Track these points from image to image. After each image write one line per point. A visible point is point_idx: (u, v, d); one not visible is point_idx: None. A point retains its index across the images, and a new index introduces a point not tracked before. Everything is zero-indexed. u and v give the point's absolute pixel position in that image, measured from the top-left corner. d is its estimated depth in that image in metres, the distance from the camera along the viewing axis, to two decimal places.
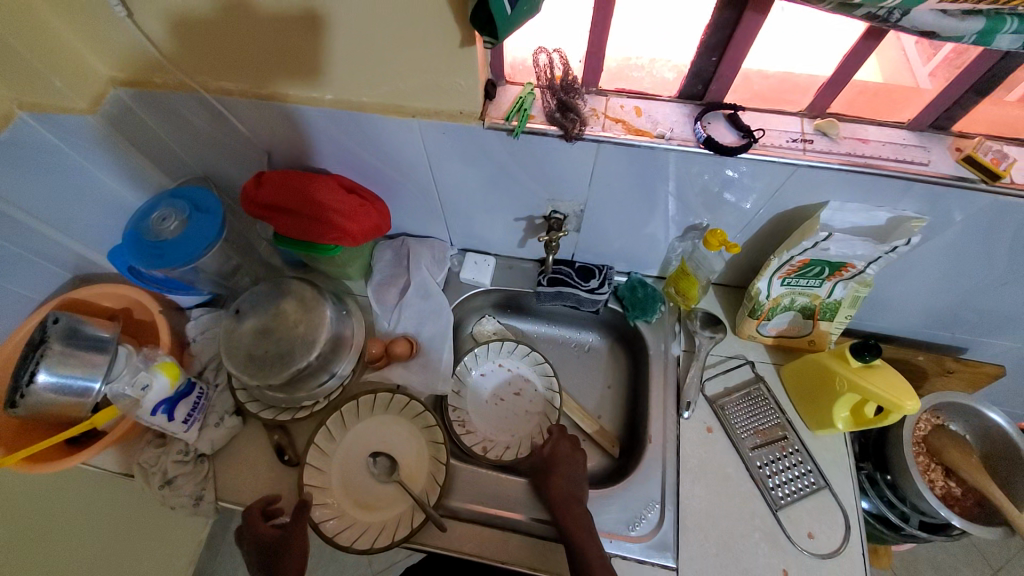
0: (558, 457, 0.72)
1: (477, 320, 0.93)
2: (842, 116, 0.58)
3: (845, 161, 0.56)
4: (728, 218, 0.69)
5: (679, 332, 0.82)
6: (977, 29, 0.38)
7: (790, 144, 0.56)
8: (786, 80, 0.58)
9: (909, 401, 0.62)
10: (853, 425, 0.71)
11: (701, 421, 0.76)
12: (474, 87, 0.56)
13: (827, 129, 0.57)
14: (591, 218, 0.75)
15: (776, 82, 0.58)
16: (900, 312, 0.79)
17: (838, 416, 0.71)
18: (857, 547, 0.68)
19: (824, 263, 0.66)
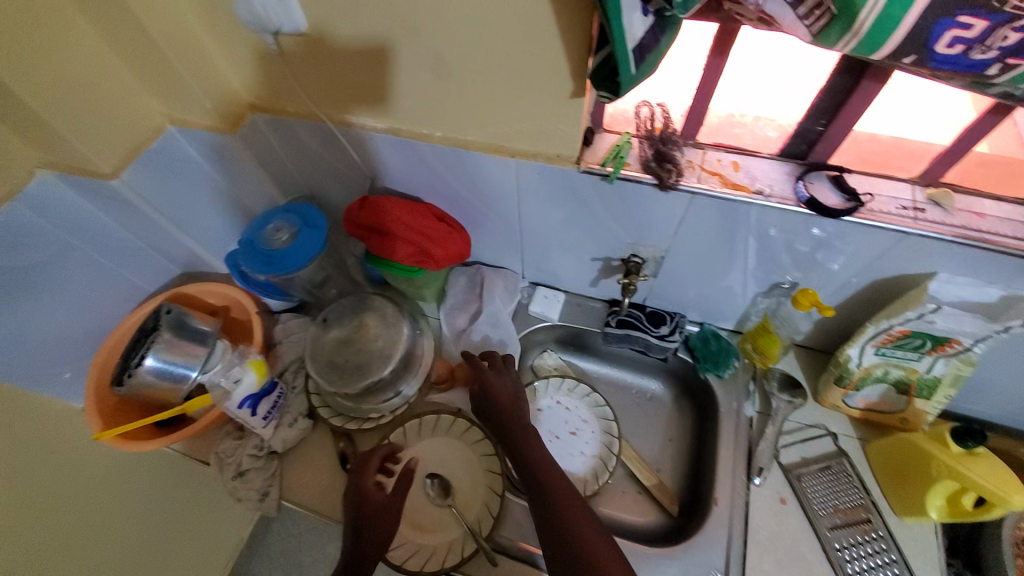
0: (498, 388, 0.74)
1: (539, 354, 0.93)
2: (959, 187, 0.55)
3: (959, 234, 0.53)
4: (819, 279, 0.66)
5: (754, 392, 0.79)
6: None
7: (899, 212, 0.55)
8: (899, 146, 0.56)
9: (1016, 495, 0.56)
10: (949, 516, 0.65)
11: (774, 490, 0.71)
12: (577, 133, 0.59)
13: (941, 199, 0.55)
14: (670, 266, 0.75)
15: (887, 147, 0.57)
16: (1010, 400, 0.72)
17: (931, 504, 0.64)
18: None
19: (926, 337, 0.62)
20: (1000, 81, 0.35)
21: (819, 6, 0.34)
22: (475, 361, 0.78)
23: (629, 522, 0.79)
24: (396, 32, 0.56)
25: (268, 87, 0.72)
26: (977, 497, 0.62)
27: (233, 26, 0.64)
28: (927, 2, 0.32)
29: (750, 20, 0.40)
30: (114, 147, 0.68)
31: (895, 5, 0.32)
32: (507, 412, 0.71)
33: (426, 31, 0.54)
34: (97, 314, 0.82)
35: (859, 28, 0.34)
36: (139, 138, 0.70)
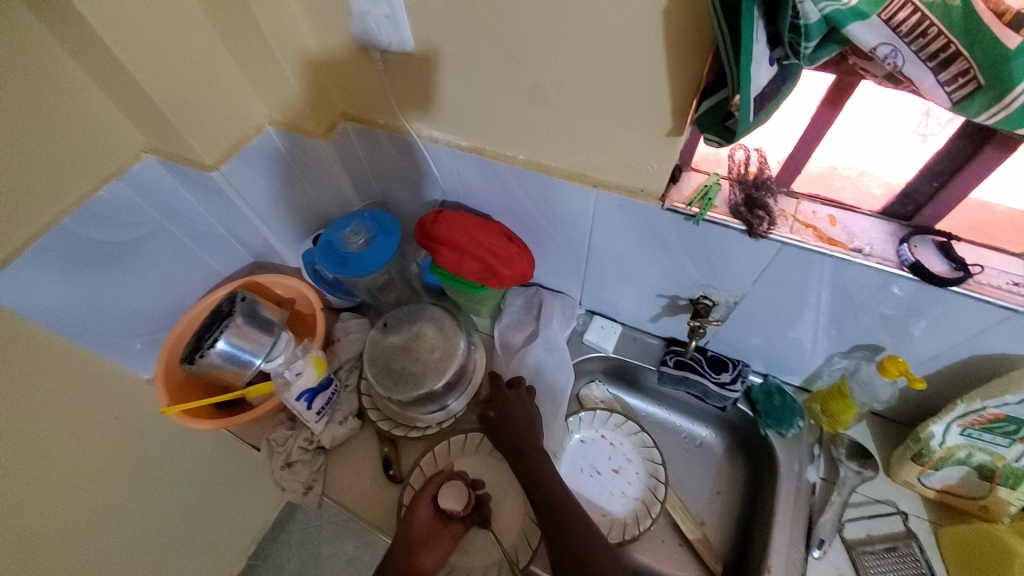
0: (517, 411, 0.74)
1: (586, 384, 0.91)
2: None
3: None
4: (907, 346, 0.62)
5: (818, 457, 0.74)
6: None
7: (1010, 288, 0.51)
8: (1017, 219, 0.52)
9: None
10: None
11: (833, 566, 0.67)
12: (663, 171, 0.59)
13: None
14: (742, 312, 0.72)
15: (1003, 220, 0.52)
16: None
17: None
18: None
19: (1021, 423, 0.57)
20: None
21: (966, 73, 0.33)
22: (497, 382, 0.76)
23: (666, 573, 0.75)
24: (498, 61, 0.58)
25: (364, 99, 0.75)
26: None
27: (343, 39, 0.67)
28: None
29: (876, 76, 0.39)
30: (216, 141, 0.71)
31: None
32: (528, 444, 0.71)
33: (528, 61, 0.56)
34: (174, 292, 0.87)
35: (1012, 101, 0.33)
36: (240, 135, 0.74)
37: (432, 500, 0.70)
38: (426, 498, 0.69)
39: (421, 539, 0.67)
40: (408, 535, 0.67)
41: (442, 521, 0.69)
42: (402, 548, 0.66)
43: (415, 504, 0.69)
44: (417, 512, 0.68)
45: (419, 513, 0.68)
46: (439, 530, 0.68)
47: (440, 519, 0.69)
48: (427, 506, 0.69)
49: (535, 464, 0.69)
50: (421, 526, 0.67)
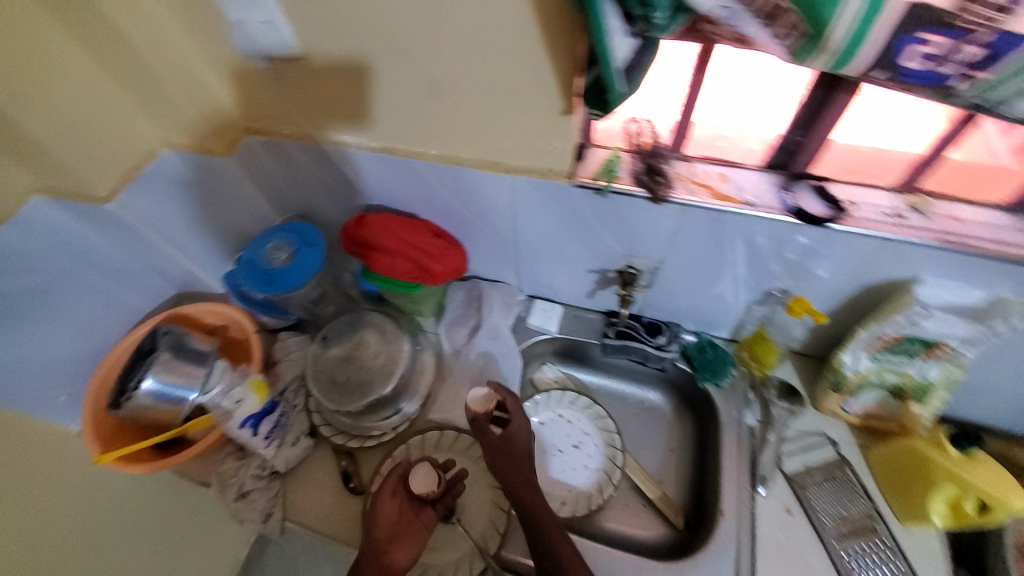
0: (519, 433, 0.71)
1: (539, 366, 0.94)
2: (933, 194, 0.57)
3: (942, 239, 0.54)
4: (809, 285, 0.67)
5: (753, 401, 0.78)
6: None
7: (881, 218, 0.56)
8: (875, 155, 0.57)
9: (1017, 498, 0.57)
10: (952, 521, 0.64)
11: (779, 501, 0.71)
12: (563, 150, 0.61)
13: (920, 205, 0.56)
14: (666, 276, 0.75)
15: (866, 157, 0.57)
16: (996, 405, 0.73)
17: (933, 510, 0.64)
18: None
19: (918, 340, 0.63)
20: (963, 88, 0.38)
21: (794, 27, 0.36)
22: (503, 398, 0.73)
23: (633, 535, 0.79)
24: (390, 57, 0.58)
25: (266, 110, 0.73)
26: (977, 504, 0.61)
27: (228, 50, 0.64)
28: (892, 24, 0.34)
29: (725, 40, 0.42)
30: (105, 171, 0.67)
31: (865, 23, 0.34)
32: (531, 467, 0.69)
33: (418, 53, 0.56)
34: (91, 337, 0.81)
35: (834, 46, 0.36)
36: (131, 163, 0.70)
37: (395, 493, 0.68)
38: (389, 491, 0.68)
39: (389, 536, 0.65)
40: (373, 532, 0.66)
41: (406, 512, 0.68)
42: (371, 550, 0.65)
43: (378, 500, 0.68)
44: (380, 509, 0.67)
45: (383, 508, 0.67)
46: (406, 524, 0.67)
47: (405, 512, 0.68)
48: (392, 500, 0.68)
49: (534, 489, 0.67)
50: (387, 524, 0.66)
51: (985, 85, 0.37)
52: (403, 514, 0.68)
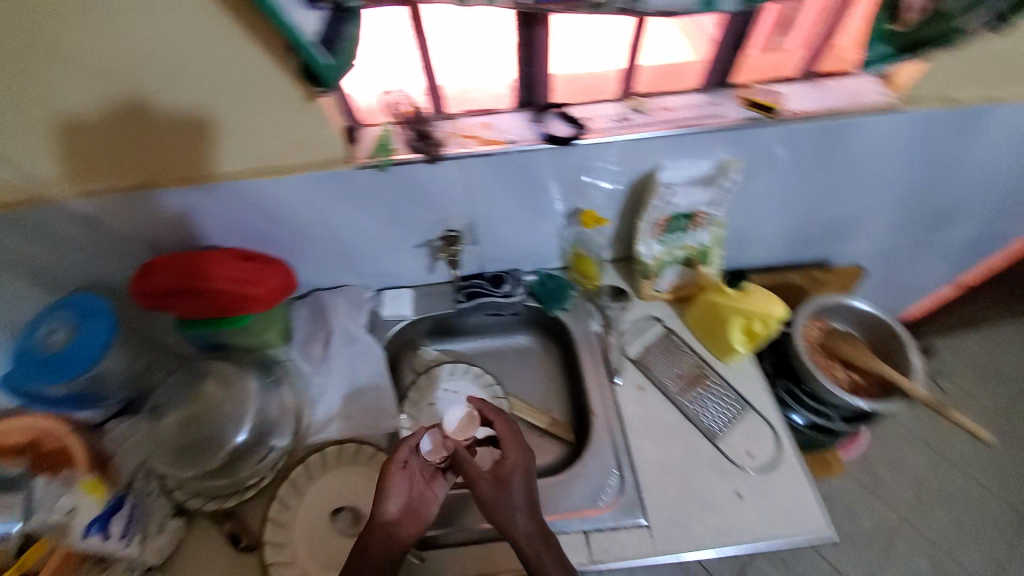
0: (520, 474, 0.65)
1: (416, 351, 0.95)
2: (648, 94, 0.68)
3: (662, 128, 0.66)
4: (596, 198, 0.76)
5: (593, 310, 0.89)
6: (694, 2, 0.48)
7: (614, 124, 0.66)
8: (592, 78, 0.67)
9: (776, 308, 0.77)
10: (750, 346, 0.80)
11: (633, 383, 0.81)
12: (330, 135, 0.62)
13: (639, 106, 0.67)
14: (484, 229, 0.80)
15: (588, 79, 0.67)
16: (754, 245, 0.93)
17: (735, 340, 0.79)
18: (800, 463, 0.73)
19: (681, 216, 0.76)
20: None
21: None
22: (515, 434, 0.68)
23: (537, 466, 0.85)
24: (109, 87, 0.54)
25: None
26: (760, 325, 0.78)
27: None
28: None
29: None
30: None
31: None
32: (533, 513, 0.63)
33: (139, 76, 0.54)
34: None
35: None
36: None
37: (405, 464, 0.66)
38: (399, 463, 0.65)
39: (395, 512, 0.63)
40: (382, 506, 0.63)
41: (415, 479, 0.67)
42: (380, 524, 0.62)
43: (387, 474, 0.64)
44: (391, 482, 0.64)
45: (394, 481, 0.64)
46: (414, 495, 0.66)
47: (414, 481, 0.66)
48: (403, 476, 0.65)
49: (533, 528, 0.61)
50: (395, 497, 0.63)
51: None
52: (413, 482, 0.66)
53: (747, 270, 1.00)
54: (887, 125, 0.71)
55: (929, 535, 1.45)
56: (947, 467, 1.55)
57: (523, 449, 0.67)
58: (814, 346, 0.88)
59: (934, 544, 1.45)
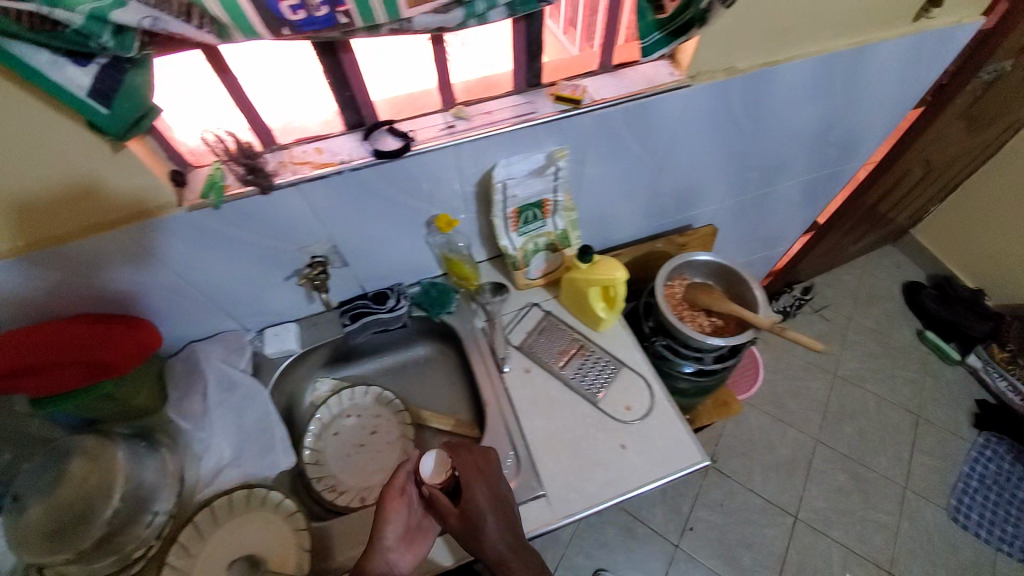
0: (488, 505, 0.66)
1: (313, 387, 0.96)
2: (468, 102, 0.73)
3: (484, 130, 0.71)
4: (447, 203, 0.81)
5: (477, 309, 0.94)
6: (460, 16, 0.53)
7: (440, 133, 0.71)
8: (414, 97, 0.72)
9: (618, 272, 0.81)
10: (613, 311, 0.85)
11: (520, 367, 0.86)
12: (155, 182, 0.63)
13: (460, 113, 0.72)
14: (349, 250, 0.82)
15: (410, 99, 0.72)
16: (607, 224, 1.06)
17: (597, 309, 0.84)
18: (671, 409, 0.81)
19: (530, 207, 0.84)
20: (359, 23, 0.49)
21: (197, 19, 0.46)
22: (483, 465, 0.68)
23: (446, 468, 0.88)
24: None
25: None
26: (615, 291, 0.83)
27: None
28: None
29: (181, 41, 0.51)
30: None
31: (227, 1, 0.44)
32: (505, 537, 0.65)
33: None
34: None
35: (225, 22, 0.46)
36: None
37: (403, 493, 0.67)
38: (397, 492, 0.66)
39: (394, 541, 0.65)
40: (382, 536, 0.64)
41: (414, 504, 0.68)
42: (378, 555, 0.63)
43: (386, 503, 0.65)
44: (390, 512, 0.65)
45: (392, 511, 0.65)
46: (413, 522, 0.68)
47: (411, 508, 0.67)
48: (400, 505, 0.66)
49: (502, 553, 0.64)
50: (392, 526, 0.64)
51: (364, 16, 0.48)
52: (411, 507, 0.68)
53: (611, 248, 1.13)
54: (681, 98, 0.80)
55: (841, 449, 1.60)
56: (845, 385, 1.71)
57: (483, 486, 0.66)
58: (679, 300, 1.00)
59: (847, 457, 1.59)
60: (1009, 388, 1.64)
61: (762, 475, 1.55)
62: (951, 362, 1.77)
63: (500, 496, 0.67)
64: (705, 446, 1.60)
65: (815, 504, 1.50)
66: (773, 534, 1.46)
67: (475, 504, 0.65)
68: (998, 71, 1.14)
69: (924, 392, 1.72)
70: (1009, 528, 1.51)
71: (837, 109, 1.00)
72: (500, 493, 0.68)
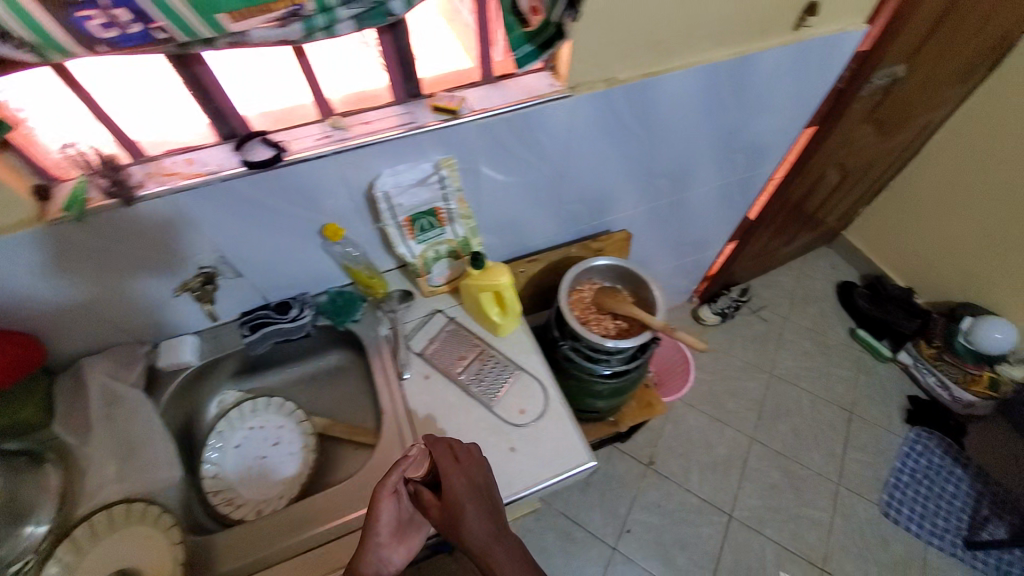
0: (466, 493, 0.67)
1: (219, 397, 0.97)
2: (347, 112, 0.74)
3: (357, 141, 0.73)
4: (333, 212, 0.82)
5: (382, 316, 0.94)
6: (299, 30, 0.56)
7: (313, 143, 0.72)
8: (290, 111, 0.73)
9: (504, 276, 0.83)
10: (507, 316, 0.87)
11: (420, 373, 0.86)
12: (11, 196, 0.62)
13: (336, 123, 0.73)
14: (239, 260, 0.83)
15: (284, 111, 0.73)
16: (517, 232, 1.08)
17: (490, 314, 0.86)
18: (563, 409, 0.83)
19: (422, 215, 0.85)
20: (185, 39, 0.52)
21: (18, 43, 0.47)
22: (460, 455, 0.70)
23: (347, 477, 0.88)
24: None
25: None
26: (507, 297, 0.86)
27: None
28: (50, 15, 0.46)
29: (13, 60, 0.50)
30: None
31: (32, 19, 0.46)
32: (491, 524, 0.65)
33: None
34: None
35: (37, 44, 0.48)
36: None
37: (394, 492, 0.68)
38: (388, 491, 0.68)
39: (385, 538, 0.66)
40: (375, 533, 0.65)
41: (405, 500, 0.70)
42: (369, 552, 0.65)
43: (375, 504, 0.66)
44: (381, 508, 0.66)
45: (382, 510, 0.66)
46: (403, 519, 0.69)
47: (401, 505, 0.69)
48: (390, 502, 0.67)
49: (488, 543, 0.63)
50: (381, 523, 0.66)
51: (187, 33, 0.52)
52: (402, 503, 0.69)
53: (526, 255, 1.15)
54: (564, 107, 0.83)
55: (775, 447, 1.64)
56: (781, 385, 1.77)
57: (461, 473, 0.68)
58: (586, 303, 1.03)
59: (782, 454, 1.63)
60: (938, 382, 1.70)
61: (698, 474, 1.58)
62: (883, 359, 1.83)
63: (482, 485, 0.69)
64: (645, 448, 1.63)
65: (749, 502, 1.54)
66: (708, 532, 1.49)
67: (457, 494, 0.67)
68: (892, 77, 1.17)
69: (856, 388, 1.78)
70: (938, 522, 1.55)
71: (731, 118, 1.04)
72: (484, 483, 0.69)
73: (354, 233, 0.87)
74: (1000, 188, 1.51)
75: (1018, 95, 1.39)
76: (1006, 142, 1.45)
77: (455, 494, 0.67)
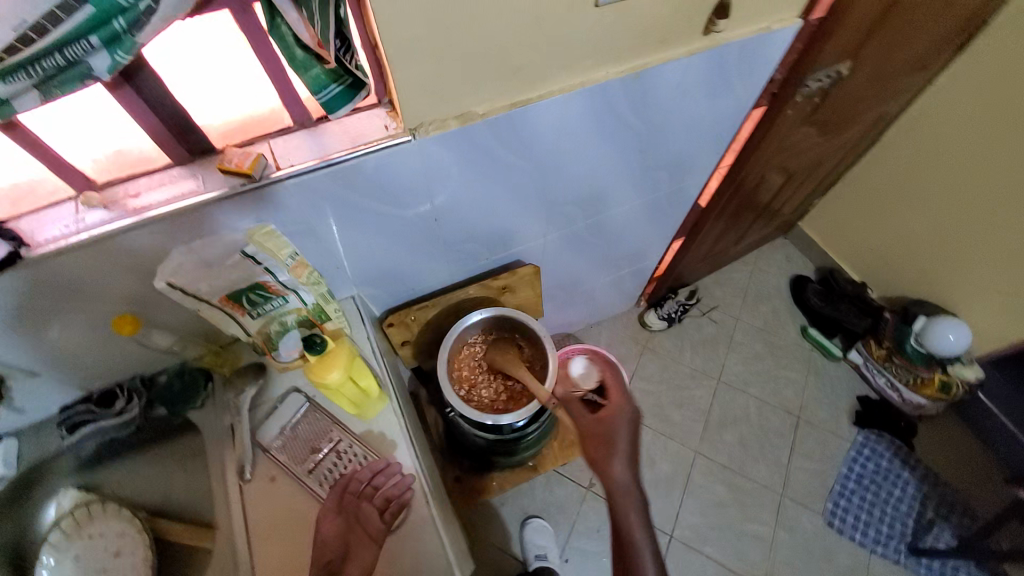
0: (620, 428, 0.73)
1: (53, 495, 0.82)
2: (109, 184, 0.59)
3: (119, 222, 0.58)
4: (125, 297, 0.68)
5: (226, 400, 0.80)
6: None
7: (63, 231, 0.57)
8: (28, 189, 0.57)
9: (330, 372, 0.71)
10: (359, 402, 0.76)
11: (264, 474, 0.74)
12: None
13: (90, 202, 0.58)
14: (25, 358, 0.70)
15: (22, 189, 0.57)
16: (401, 279, 0.93)
17: (341, 403, 0.75)
18: (427, 509, 0.72)
19: (245, 291, 0.68)
20: None
21: None
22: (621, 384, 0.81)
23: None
24: None
25: None
26: (357, 385, 0.75)
27: None
28: None
29: None
30: None
31: None
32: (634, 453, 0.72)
33: None
34: None
35: None
36: None
37: (337, 510, 0.69)
38: (330, 511, 0.69)
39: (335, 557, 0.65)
40: (318, 555, 0.66)
41: (356, 518, 0.68)
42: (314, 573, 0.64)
43: (318, 524, 0.68)
44: (322, 530, 0.68)
45: (323, 530, 0.68)
46: (359, 536, 0.67)
47: (348, 523, 0.68)
48: (328, 521, 0.68)
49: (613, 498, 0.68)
50: (323, 545, 0.66)
51: None
52: (351, 524, 0.68)
53: (419, 298, 1.01)
54: (408, 154, 0.67)
55: (720, 460, 1.58)
56: (728, 391, 1.69)
57: (628, 399, 0.77)
58: (474, 360, 0.91)
59: (727, 467, 1.57)
60: (888, 385, 1.62)
61: None
62: (834, 358, 1.74)
63: (639, 424, 0.74)
64: (586, 468, 1.55)
65: (691, 521, 1.48)
66: None
67: (622, 412, 0.75)
68: (836, 77, 1.01)
69: (806, 391, 1.70)
70: (883, 529, 1.50)
71: (641, 135, 0.88)
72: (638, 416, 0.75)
73: (169, 311, 0.73)
74: (956, 185, 1.39)
75: (978, 81, 1.25)
76: (970, 134, 1.31)
77: (622, 411, 0.75)
